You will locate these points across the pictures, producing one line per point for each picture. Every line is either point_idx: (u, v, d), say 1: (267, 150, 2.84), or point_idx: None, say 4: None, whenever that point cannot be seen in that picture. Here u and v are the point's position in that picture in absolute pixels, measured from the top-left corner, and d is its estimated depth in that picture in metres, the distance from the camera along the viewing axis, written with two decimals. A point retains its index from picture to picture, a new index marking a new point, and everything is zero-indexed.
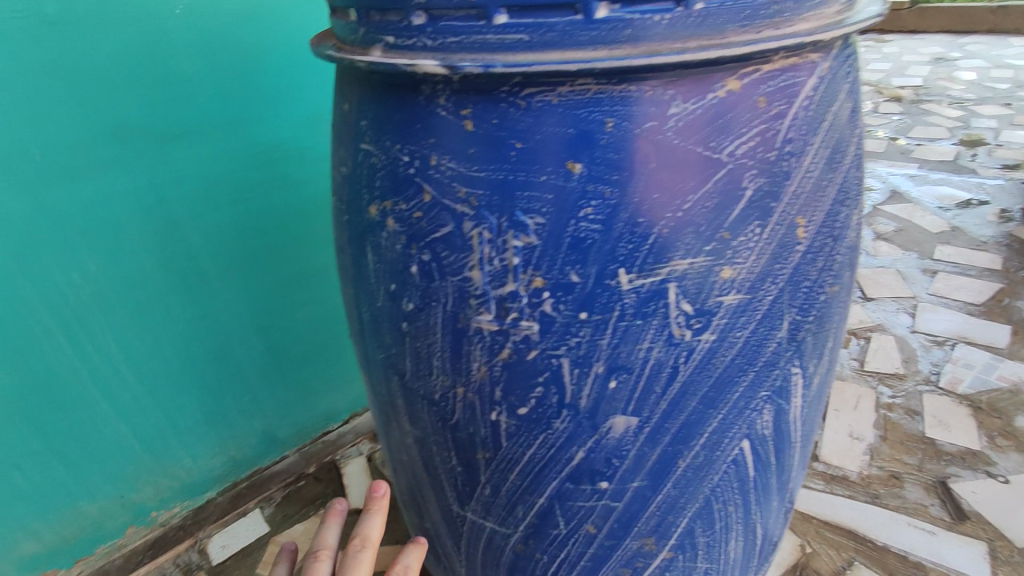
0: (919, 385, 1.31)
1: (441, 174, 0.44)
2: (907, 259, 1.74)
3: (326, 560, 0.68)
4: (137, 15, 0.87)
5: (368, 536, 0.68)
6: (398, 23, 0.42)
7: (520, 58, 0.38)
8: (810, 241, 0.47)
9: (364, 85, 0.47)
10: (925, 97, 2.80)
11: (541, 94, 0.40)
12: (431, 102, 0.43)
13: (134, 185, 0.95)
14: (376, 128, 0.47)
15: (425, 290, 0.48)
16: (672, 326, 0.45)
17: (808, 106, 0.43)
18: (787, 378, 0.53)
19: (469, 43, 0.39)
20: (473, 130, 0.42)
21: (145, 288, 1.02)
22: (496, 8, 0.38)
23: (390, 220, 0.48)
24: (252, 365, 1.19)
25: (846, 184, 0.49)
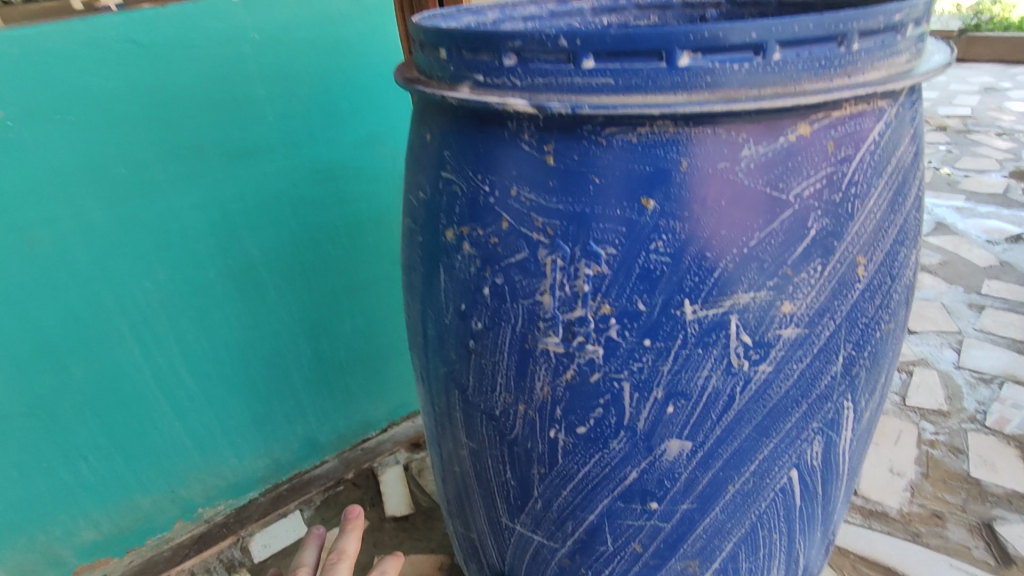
0: (964, 423, 1.29)
1: (520, 204, 0.47)
2: (953, 292, 1.71)
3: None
4: (219, 40, 0.93)
5: (344, 550, 0.76)
6: (489, 63, 0.45)
7: (605, 100, 0.41)
8: (869, 279, 0.48)
9: (449, 118, 0.51)
10: (974, 128, 2.74)
11: (621, 133, 0.43)
12: (516, 137, 0.46)
13: (205, 198, 1.01)
14: (458, 158, 0.50)
15: (495, 311, 0.51)
16: (731, 356, 0.47)
17: (874, 150, 0.45)
18: (840, 412, 0.54)
19: (558, 85, 0.42)
20: (554, 165, 0.45)
21: (207, 294, 1.07)
22: (584, 54, 0.41)
23: (466, 244, 0.51)
24: (300, 371, 1.24)
25: (906, 225, 0.50)
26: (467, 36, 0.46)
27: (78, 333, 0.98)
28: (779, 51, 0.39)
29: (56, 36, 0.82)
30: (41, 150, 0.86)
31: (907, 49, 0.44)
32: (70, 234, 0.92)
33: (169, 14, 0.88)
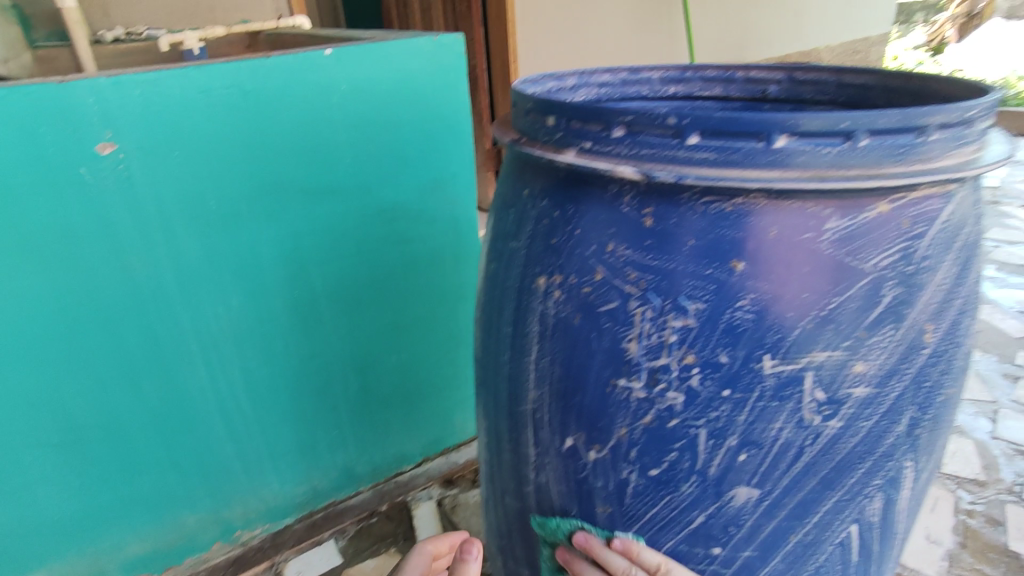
0: (1001, 494, 1.33)
1: (616, 259, 0.52)
2: (986, 361, 1.76)
3: None
4: (312, 92, 1.02)
5: None
6: (597, 131, 0.51)
7: (706, 172, 0.46)
8: (934, 345, 0.52)
9: (549, 177, 0.56)
10: (1002, 200, 2.86)
11: (717, 202, 0.48)
12: (616, 199, 0.51)
13: (281, 232, 1.07)
14: (556, 211, 0.55)
15: (579, 356, 0.56)
16: (804, 411, 0.50)
17: (944, 230, 0.50)
18: (900, 470, 0.56)
19: (661, 155, 0.48)
20: (652, 225, 0.50)
21: (272, 324, 1.12)
22: (690, 130, 0.46)
23: (556, 292, 0.56)
24: (347, 402, 1.28)
25: (971, 297, 0.54)
26: (578, 109, 0.52)
27: (152, 354, 1.03)
28: (865, 138, 0.45)
29: (174, 80, 0.90)
30: (146, 182, 0.93)
31: (977, 138, 0.50)
32: (161, 259, 0.98)
33: (271, 66, 0.97)
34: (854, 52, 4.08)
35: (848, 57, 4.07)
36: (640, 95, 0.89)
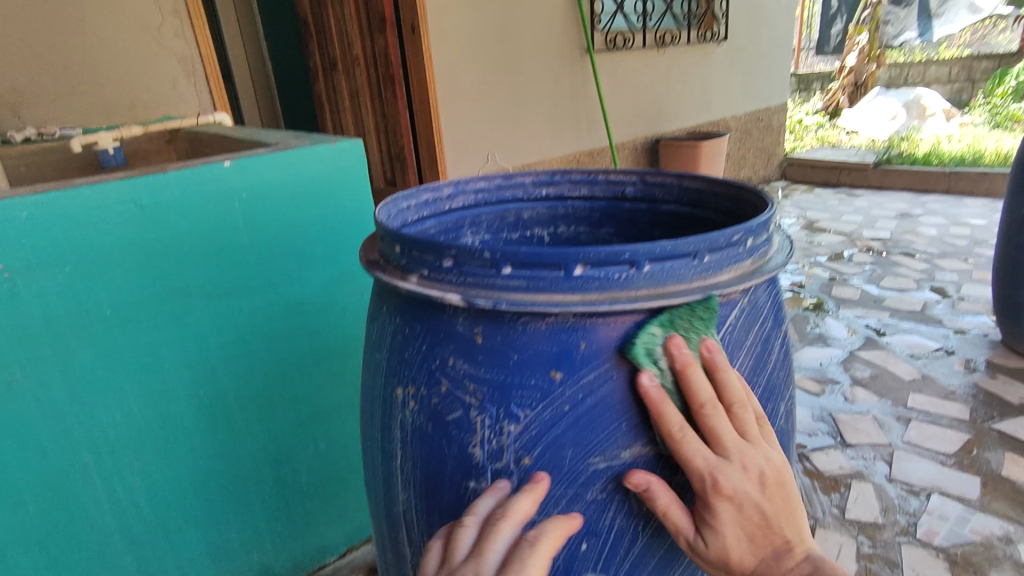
0: (897, 535, 1.41)
1: (456, 372, 0.58)
2: (882, 405, 1.89)
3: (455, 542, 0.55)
4: (212, 200, 1.06)
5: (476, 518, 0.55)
6: (433, 262, 0.58)
7: (519, 298, 0.54)
8: None
9: (402, 298, 0.63)
10: (894, 250, 3.15)
11: (534, 320, 0.55)
12: (453, 318, 0.58)
13: (183, 334, 1.08)
14: (408, 328, 0.62)
15: (436, 460, 0.61)
16: (630, 500, 0.57)
17: (733, 330, 0.59)
18: None
19: (482, 284, 0.55)
20: (482, 341, 0.57)
21: (176, 427, 1.12)
22: (503, 263, 0.54)
23: (411, 401, 0.62)
24: (261, 498, 1.26)
25: (769, 383, 0.64)
26: (416, 242, 0.59)
27: (42, 469, 1.01)
28: (648, 264, 0.53)
29: (66, 200, 0.93)
30: (35, 299, 0.94)
31: (750, 254, 0.60)
32: (51, 372, 0.98)
33: (168, 180, 1.01)
34: (758, 119, 4.47)
35: (754, 124, 4.46)
36: (516, 197, 0.98)
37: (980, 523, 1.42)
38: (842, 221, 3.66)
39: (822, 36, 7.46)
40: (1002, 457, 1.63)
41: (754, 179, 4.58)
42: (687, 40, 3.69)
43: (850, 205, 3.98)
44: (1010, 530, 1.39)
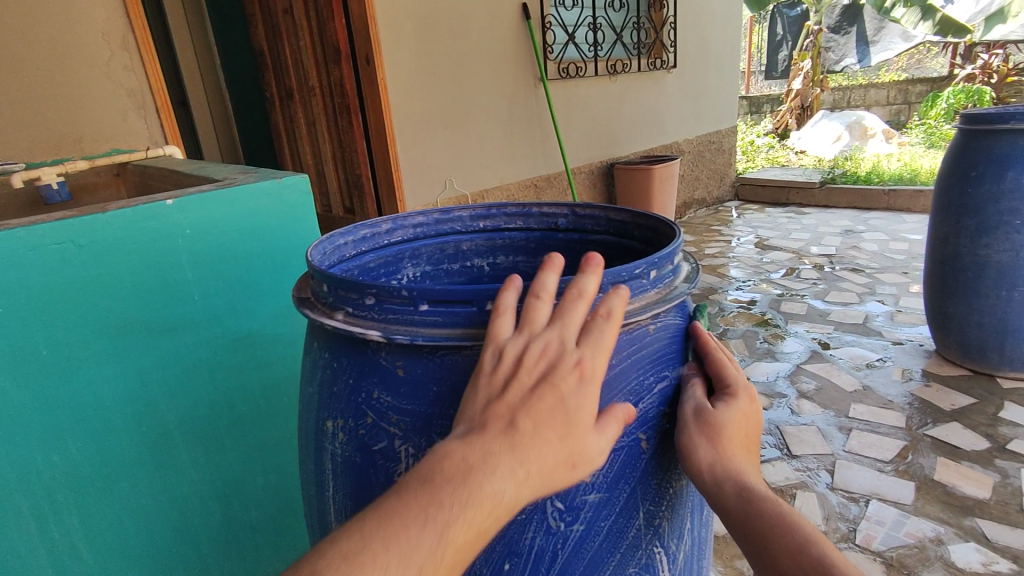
0: (839, 541, 1.45)
1: (380, 404, 0.61)
2: (825, 416, 1.97)
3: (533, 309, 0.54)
4: (154, 236, 1.07)
5: (545, 289, 0.55)
6: (356, 301, 0.62)
7: (435, 334, 0.57)
8: (652, 448, 0.63)
9: (331, 334, 0.67)
10: (838, 266, 3.29)
11: (449, 353, 0.58)
12: (376, 353, 0.61)
13: (125, 371, 1.08)
14: (337, 363, 0.65)
15: (365, 489, 0.63)
16: (549, 519, 0.59)
17: (642, 355, 0.63)
18: (651, 557, 0.66)
19: (402, 320, 0.59)
20: (404, 373, 0.60)
21: (117, 465, 1.11)
22: (420, 300, 0.57)
23: (341, 433, 0.64)
24: (208, 534, 1.24)
25: None
26: (341, 281, 0.63)
27: None
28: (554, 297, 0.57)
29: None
30: None
31: (656, 285, 0.65)
32: None
33: (108, 218, 1.01)
34: (710, 142, 4.65)
35: (706, 147, 4.63)
36: (454, 230, 1.02)
37: (914, 526, 1.47)
38: (791, 239, 3.82)
39: (770, 62, 7.82)
40: (934, 461, 1.70)
41: (708, 200, 4.74)
42: (637, 68, 3.85)
43: (798, 223, 4.15)
44: (941, 530, 1.45)
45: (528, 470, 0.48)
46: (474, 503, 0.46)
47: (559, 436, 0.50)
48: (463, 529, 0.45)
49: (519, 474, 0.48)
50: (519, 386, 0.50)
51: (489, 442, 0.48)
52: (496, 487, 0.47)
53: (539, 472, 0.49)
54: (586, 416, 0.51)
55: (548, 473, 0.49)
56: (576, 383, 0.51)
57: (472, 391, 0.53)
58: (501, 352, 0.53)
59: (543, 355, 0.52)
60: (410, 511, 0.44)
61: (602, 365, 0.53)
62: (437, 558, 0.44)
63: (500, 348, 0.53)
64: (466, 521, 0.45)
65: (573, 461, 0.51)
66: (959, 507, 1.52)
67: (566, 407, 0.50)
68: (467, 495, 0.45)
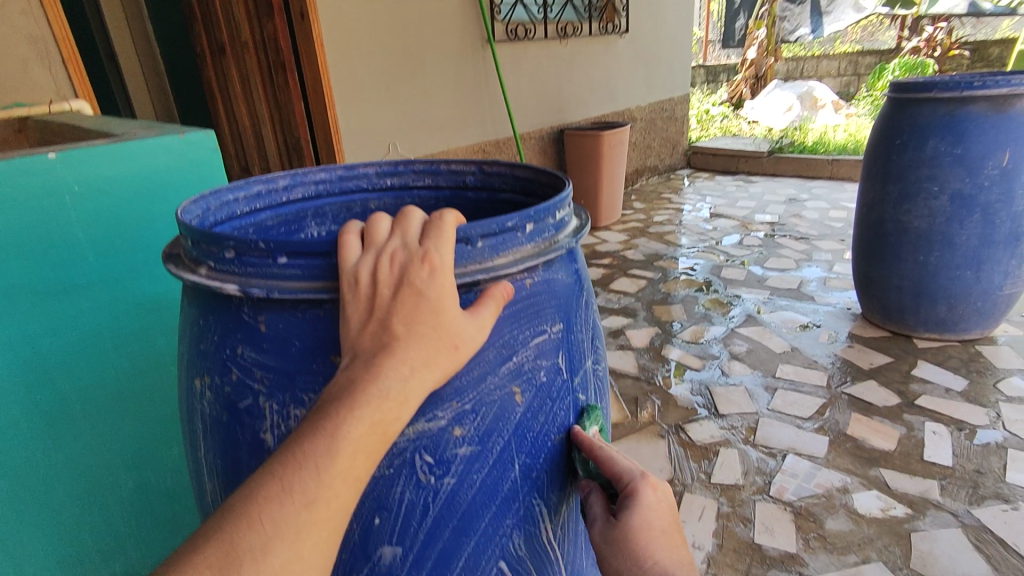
0: (754, 494, 1.51)
1: (244, 360, 0.60)
2: (753, 377, 2.03)
3: (370, 241, 0.57)
4: (37, 194, 1.00)
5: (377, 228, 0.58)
6: (217, 254, 0.59)
7: (294, 287, 0.56)
8: (527, 402, 0.64)
9: (199, 291, 0.64)
10: (780, 233, 3.38)
11: (311, 307, 0.57)
12: (239, 309, 0.60)
13: (12, 337, 1.02)
14: (204, 320, 0.63)
15: (234, 447, 0.62)
16: (418, 473, 0.60)
17: (516, 310, 0.62)
18: (530, 508, 0.67)
19: (261, 274, 0.57)
20: (266, 330, 0.58)
21: (9, 436, 1.05)
22: (278, 253, 0.55)
23: (209, 391, 0.63)
24: (118, 504, 1.21)
25: (570, 355, 0.69)
26: (202, 235, 0.60)
27: None
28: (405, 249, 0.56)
29: None
30: None
31: (533, 238, 0.63)
32: None
33: None
34: (663, 109, 4.65)
35: (659, 114, 4.63)
36: (361, 187, 0.99)
37: (823, 477, 1.55)
38: (738, 207, 3.89)
39: (727, 31, 7.84)
40: (849, 417, 1.79)
41: (660, 167, 4.78)
42: (589, 32, 3.79)
43: (746, 191, 4.23)
44: (848, 481, 1.53)
45: (413, 363, 0.52)
46: (366, 402, 0.49)
47: (430, 326, 0.53)
48: (353, 431, 0.48)
49: (405, 370, 0.51)
50: (381, 299, 0.53)
51: (370, 353, 0.51)
52: (383, 385, 0.50)
53: (422, 363, 0.52)
54: (447, 299, 0.54)
55: (432, 361, 0.53)
56: (428, 276, 0.54)
57: (344, 319, 0.55)
58: (351, 279, 0.54)
59: (391, 263, 0.54)
60: (304, 435, 0.48)
61: (450, 252, 0.55)
62: (332, 458, 0.47)
63: (351, 270, 0.54)
64: (357, 426, 0.48)
65: (453, 344, 0.54)
66: (866, 459, 1.60)
67: (425, 299, 0.53)
68: (354, 402, 0.49)
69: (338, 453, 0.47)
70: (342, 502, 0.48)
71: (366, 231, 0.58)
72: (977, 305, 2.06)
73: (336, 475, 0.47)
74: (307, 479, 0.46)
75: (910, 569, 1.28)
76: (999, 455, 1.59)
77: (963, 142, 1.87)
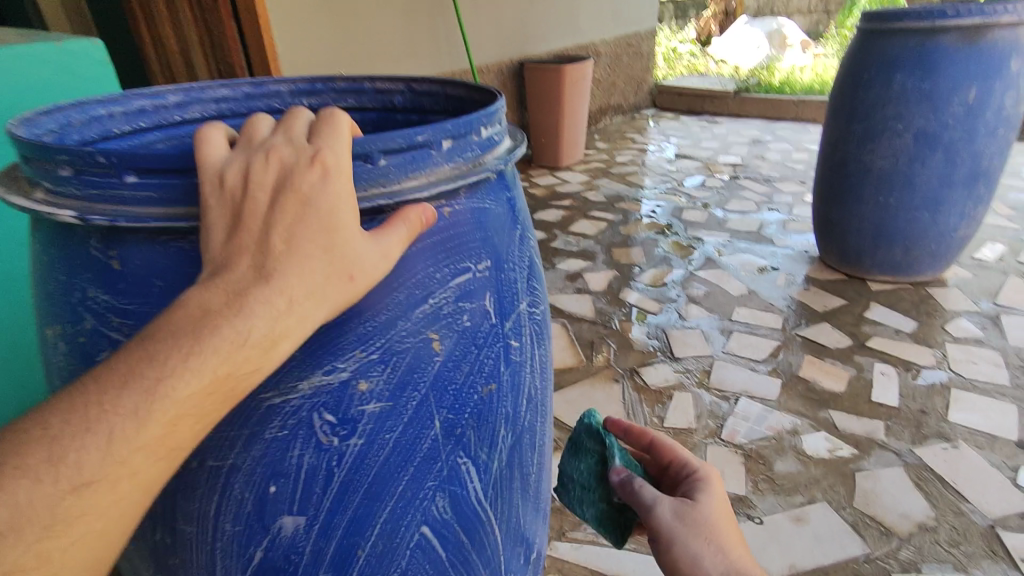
0: (706, 438, 1.50)
1: (97, 305, 0.49)
2: (710, 320, 2.01)
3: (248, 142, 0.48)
4: None
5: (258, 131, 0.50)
6: (52, 172, 0.48)
7: (148, 213, 0.46)
8: (448, 351, 0.56)
9: (40, 223, 0.53)
10: (742, 175, 3.33)
11: (174, 239, 0.47)
12: (86, 241, 0.49)
13: None
14: (49, 258, 0.52)
15: None
16: (318, 434, 0.51)
17: (435, 242, 0.54)
18: (455, 467, 0.59)
19: (108, 195, 0.46)
20: (120, 268, 0.48)
21: None
22: (125, 170, 0.45)
23: (60, 343, 0.52)
24: None
25: (501, 296, 0.60)
26: (32, 149, 0.48)
27: None
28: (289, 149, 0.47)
29: None
30: None
31: (451, 158, 0.54)
32: None
33: None
34: (629, 44, 4.46)
35: (624, 50, 4.45)
36: (273, 108, 0.85)
37: (775, 420, 1.54)
38: (702, 148, 3.81)
39: None
40: (802, 359, 1.79)
41: (625, 106, 4.63)
42: None
43: (710, 132, 4.15)
44: (798, 423, 1.53)
45: (288, 296, 0.44)
46: (212, 345, 0.41)
47: (318, 246, 0.45)
48: (167, 395, 0.40)
49: (280, 305, 0.43)
50: (252, 211, 0.44)
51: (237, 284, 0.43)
52: (242, 323, 0.42)
53: (305, 294, 0.44)
54: (342, 210, 0.46)
55: (315, 292, 0.45)
56: (319, 179, 0.46)
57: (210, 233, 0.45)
58: (225, 173, 0.46)
59: (275, 162, 0.46)
60: (87, 393, 0.40)
61: (347, 152, 0.47)
62: (136, 423, 0.40)
63: (216, 172, 0.45)
64: (186, 386, 0.41)
65: (347, 272, 0.46)
66: (817, 401, 1.61)
67: (312, 206, 0.45)
68: (193, 350, 0.41)
69: (148, 418, 0.40)
70: (139, 480, 0.42)
71: (244, 136, 0.50)
72: (932, 248, 2.06)
73: (137, 448, 0.40)
74: (89, 445, 0.40)
75: (852, 507, 1.29)
76: (942, 394, 1.61)
77: (931, 77, 1.82)
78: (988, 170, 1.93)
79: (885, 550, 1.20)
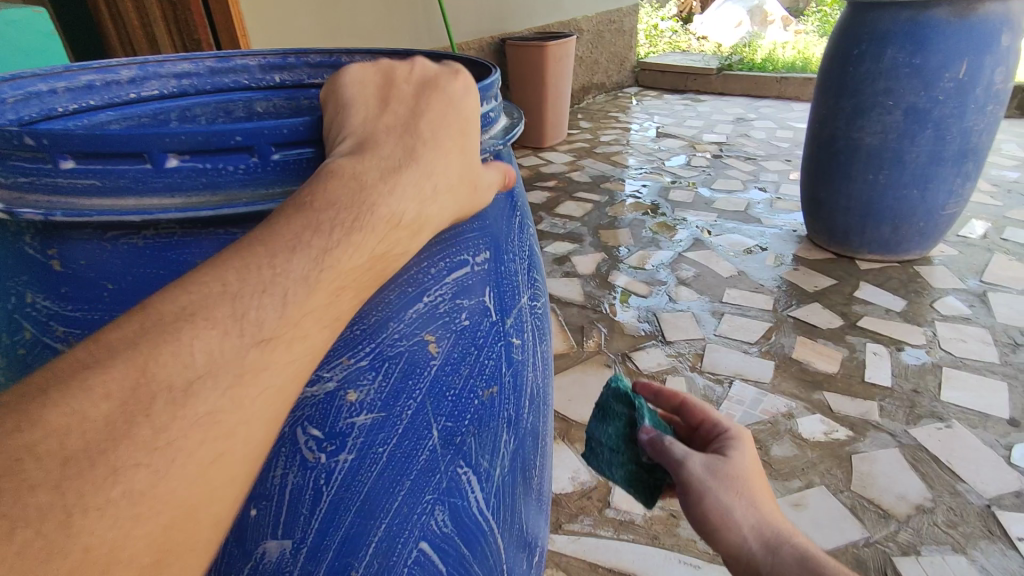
0: None
1: (40, 311, 0.48)
2: (701, 302, 1.98)
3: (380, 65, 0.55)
4: None
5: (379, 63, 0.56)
6: None
7: (88, 206, 0.44)
8: (445, 354, 0.50)
9: None
10: (727, 154, 3.30)
11: (124, 236, 0.46)
12: (20, 239, 0.47)
13: None
14: None
15: None
16: (303, 451, 0.46)
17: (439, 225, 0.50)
18: (455, 478, 0.54)
19: (41, 184, 0.44)
20: (61, 268, 0.47)
21: None
22: (60, 154, 0.43)
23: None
24: None
25: (503, 290, 0.55)
26: None
27: None
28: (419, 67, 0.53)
29: None
30: None
31: None
32: None
33: None
34: (611, 21, 4.37)
35: (606, 27, 4.36)
36: (240, 84, 0.77)
37: (770, 404, 1.52)
38: (686, 126, 3.77)
39: None
40: (794, 341, 1.77)
41: (608, 85, 4.55)
42: None
43: (694, 110, 4.10)
44: (793, 406, 1.51)
45: (435, 183, 0.46)
46: (373, 219, 0.42)
47: (457, 144, 0.49)
48: (333, 267, 0.40)
49: (425, 188, 0.46)
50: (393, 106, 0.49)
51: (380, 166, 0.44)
52: (393, 203, 0.44)
53: (445, 186, 0.47)
54: (474, 123, 0.51)
55: (454, 188, 0.48)
56: (461, 89, 0.52)
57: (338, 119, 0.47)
58: (366, 83, 0.51)
59: (413, 75, 0.52)
60: (242, 266, 0.38)
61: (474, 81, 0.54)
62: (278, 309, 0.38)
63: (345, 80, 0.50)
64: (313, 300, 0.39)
65: (472, 182, 0.50)
66: (811, 383, 1.59)
67: (453, 108, 0.50)
68: (353, 223, 0.41)
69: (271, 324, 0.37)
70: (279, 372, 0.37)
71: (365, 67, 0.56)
72: (920, 226, 2.05)
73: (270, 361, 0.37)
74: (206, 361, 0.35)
75: (850, 491, 1.28)
76: (934, 373, 1.61)
77: (922, 52, 1.78)
78: (977, 147, 1.91)
79: (884, 533, 1.19)
